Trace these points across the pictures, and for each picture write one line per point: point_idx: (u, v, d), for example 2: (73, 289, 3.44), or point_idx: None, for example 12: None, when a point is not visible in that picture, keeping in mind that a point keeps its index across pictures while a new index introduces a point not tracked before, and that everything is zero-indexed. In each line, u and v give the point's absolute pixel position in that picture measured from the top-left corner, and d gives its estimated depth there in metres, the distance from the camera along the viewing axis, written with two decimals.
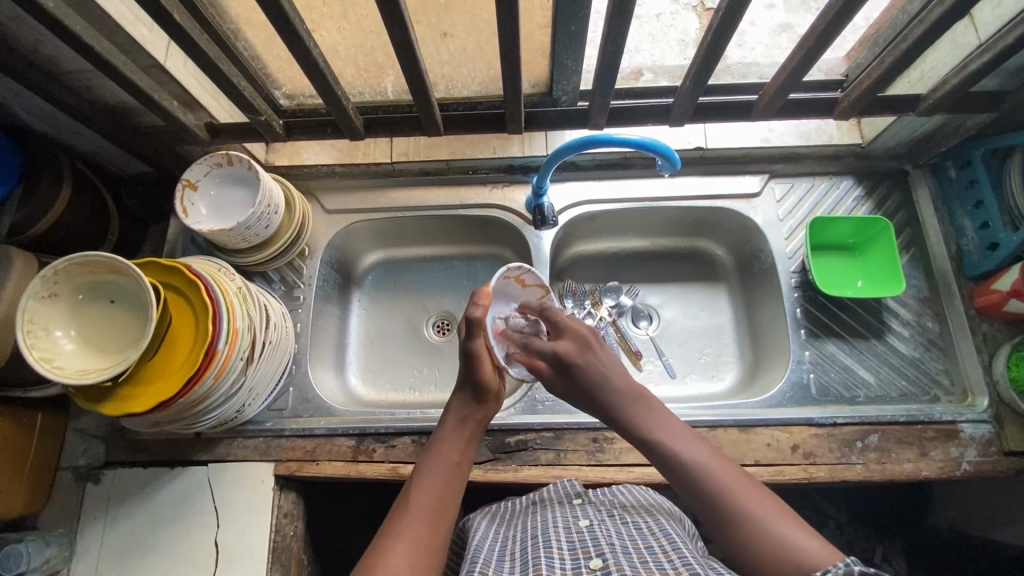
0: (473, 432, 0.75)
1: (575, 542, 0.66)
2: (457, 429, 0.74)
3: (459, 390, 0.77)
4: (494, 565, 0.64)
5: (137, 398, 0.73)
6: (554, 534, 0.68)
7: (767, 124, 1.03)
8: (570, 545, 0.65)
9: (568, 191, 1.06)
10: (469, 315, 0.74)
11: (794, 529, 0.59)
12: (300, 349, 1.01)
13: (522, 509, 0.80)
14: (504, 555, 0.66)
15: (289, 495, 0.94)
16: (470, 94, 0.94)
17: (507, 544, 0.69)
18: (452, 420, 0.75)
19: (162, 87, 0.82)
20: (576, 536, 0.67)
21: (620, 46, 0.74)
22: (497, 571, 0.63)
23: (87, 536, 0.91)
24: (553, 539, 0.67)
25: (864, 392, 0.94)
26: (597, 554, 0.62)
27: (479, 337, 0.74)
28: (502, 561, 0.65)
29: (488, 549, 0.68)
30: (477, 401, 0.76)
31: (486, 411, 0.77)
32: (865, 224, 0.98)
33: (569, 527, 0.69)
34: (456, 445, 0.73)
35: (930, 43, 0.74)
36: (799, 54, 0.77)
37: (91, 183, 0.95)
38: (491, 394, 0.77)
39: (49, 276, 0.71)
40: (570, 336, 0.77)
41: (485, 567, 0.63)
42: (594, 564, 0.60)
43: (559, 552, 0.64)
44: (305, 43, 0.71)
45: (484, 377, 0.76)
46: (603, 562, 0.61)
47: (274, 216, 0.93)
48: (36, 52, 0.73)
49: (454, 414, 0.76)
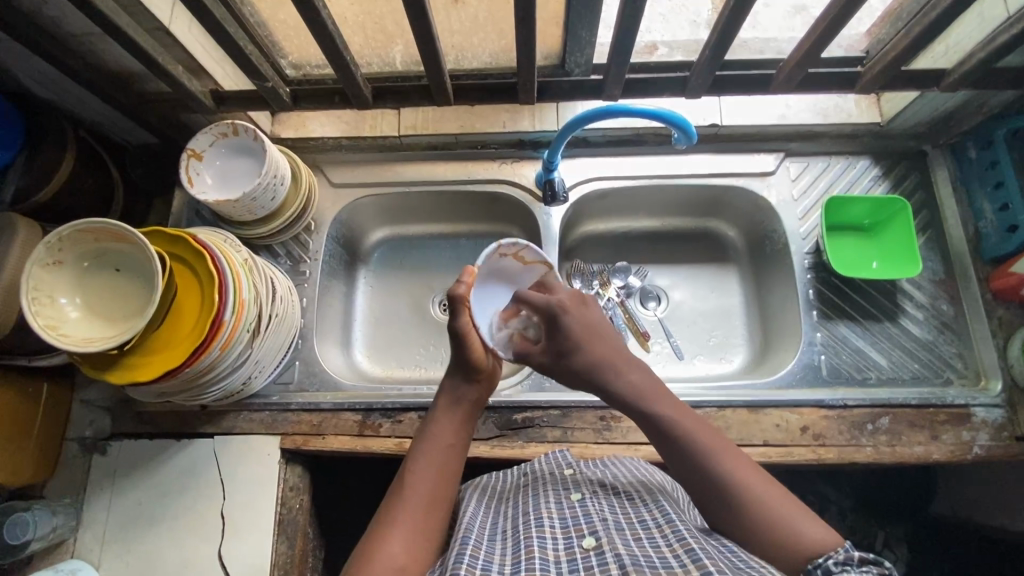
0: (468, 415, 0.74)
1: (568, 519, 0.64)
2: (450, 411, 0.74)
3: (449, 377, 0.76)
4: (485, 547, 0.61)
5: (143, 367, 0.72)
6: (546, 510, 0.66)
7: (784, 101, 1.00)
8: (563, 523, 0.63)
9: (578, 167, 1.04)
10: (452, 292, 0.75)
11: (801, 517, 0.58)
12: (306, 323, 1.00)
13: (512, 481, 0.79)
14: (496, 535, 0.64)
15: (295, 469, 0.94)
16: (480, 65, 0.91)
17: (499, 523, 0.67)
18: (443, 406, 0.74)
19: (168, 53, 0.80)
20: (569, 513, 0.65)
21: (637, 14, 0.72)
22: (489, 553, 0.60)
23: (93, 506, 0.91)
24: (546, 516, 0.64)
25: (876, 374, 0.93)
26: (590, 532, 0.61)
27: (463, 316, 0.75)
28: (494, 542, 0.62)
29: (480, 526, 0.66)
30: (468, 381, 0.76)
31: (479, 392, 0.76)
32: (881, 204, 0.96)
33: (560, 503, 0.68)
34: (449, 429, 0.72)
35: (956, 15, 0.72)
36: (820, 27, 0.75)
37: (95, 152, 0.94)
38: (481, 378, 0.76)
39: (54, 242, 0.70)
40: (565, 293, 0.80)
41: (476, 548, 0.60)
42: (587, 544, 0.59)
43: (552, 530, 0.62)
44: (314, 5, 0.68)
45: (474, 358, 0.75)
46: (596, 541, 0.59)
47: (280, 187, 0.92)
48: (38, 13, 0.71)
49: (446, 397, 0.75)
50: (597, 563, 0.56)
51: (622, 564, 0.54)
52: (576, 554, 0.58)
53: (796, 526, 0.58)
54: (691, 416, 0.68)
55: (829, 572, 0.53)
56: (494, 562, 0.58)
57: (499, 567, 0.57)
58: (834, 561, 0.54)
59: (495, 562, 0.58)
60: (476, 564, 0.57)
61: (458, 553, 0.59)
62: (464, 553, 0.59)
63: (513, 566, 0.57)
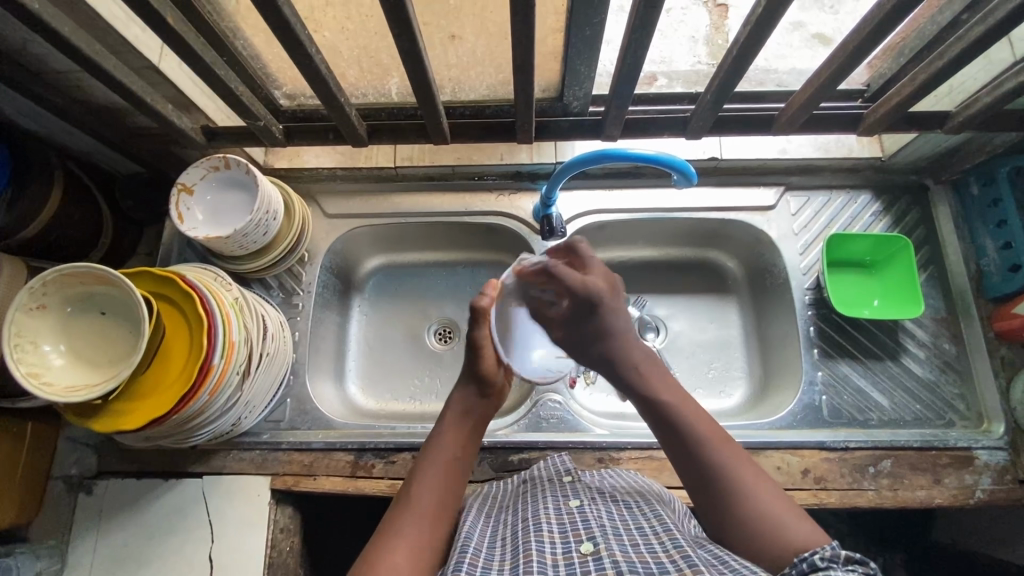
0: (476, 427, 0.74)
1: (565, 524, 0.61)
2: (456, 423, 0.73)
3: (462, 386, 0.76)
4: (484, 554, 0.59)
5: (129, 414, 0.70)
6: (544, 515, 0.64)
7: (785, 135, 0.99)
8: (560, 528, 0.61)
9: (577, 199, 1.03)
10: (475, 304, 0.76)
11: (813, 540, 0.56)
12: (298, 359, 0.98)
13: (512, 490, 0.77)
14: (495, 542, 0.62)
15: (286, 510, 0.91)
16: (477, 97, 0.89)
17: (498, 530, 0.65)
18: (452, 416, 0.73)
19: (157, 89, 0.79)
20: (566, 517, 0.63)
21: (639, 56, 0.71)
22: (488, 560, 0.58)
23: (78, 548, 0.89)
24: (543, 521, 0.63)
25: (877, 415, 0.92)
26: (588, 538, 0.59)
27: (482, 327, 0.76)
28: (493, 549, 0.60)
29: (479, 534, 0.63)
30: (480, 396, 0.75)
31: (487, 407, 0.75)
32: (883, 241, 0.95)
33: (558, 507, 0.65)
34: (455, 442, 0.71)
35: (963, 63, 0.71)
36: (827, 69, 0.73)
37: (83, 184, 0.92)
38: (494, 389, 0.76)
39: (36, 287, 0.68)
40: (600, 276, 0.78)
41: (474, 556, 0.58)
42: (585, 548, 0.57)
43: (549, 535, 0.60)
44: (306, 49, 0.67)
45: (488, 370, 0.75)
46: (594, 546, 0.57)
47: (272, 222, 0.90)
48: (24, 52, 0.69)
49: (456, 407, 0.74)
50: (594, 568, 0.54)
51: (619, 571, 0.52)
52: (573, 559, 0.56)
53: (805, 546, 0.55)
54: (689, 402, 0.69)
55: (815, 566, 0.50)
56: (492, 569, 0.56)
57: (498, 572, 0.55)
58: (819, 556, 0.50)
59: (493, 567, 0.56)
60: (475, 572, 0.55)
61: (456, 562, 0.57)
62: (462, 561, 0.57)
63: (512, 570, 0.55)
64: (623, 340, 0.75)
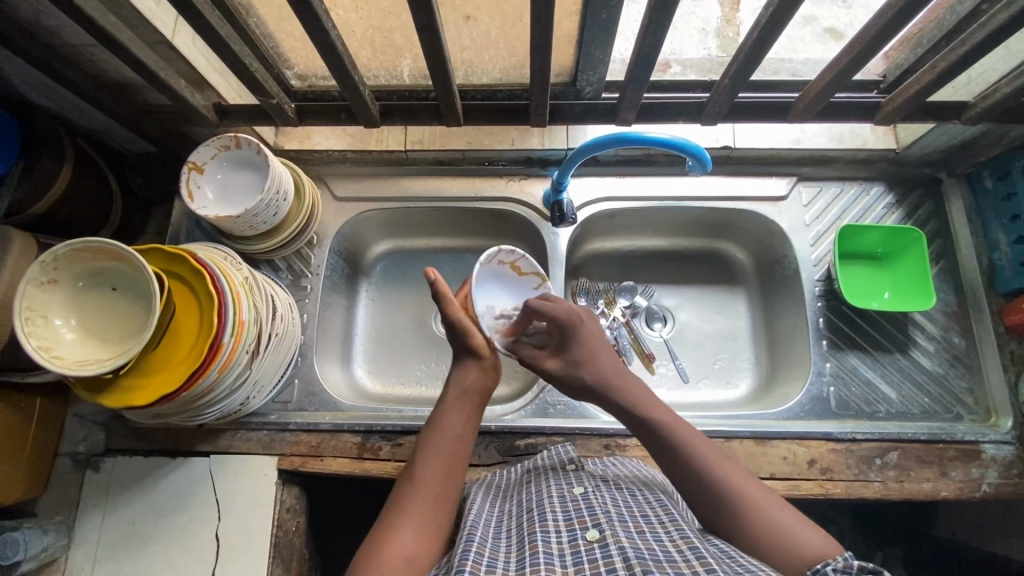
0: (476, 403, 0.72)
1: (571, 511, 0.61)
2: (457, 403, 0.71)
3: (459, 367, 0.75)
4: (490, 544, 0.59)
5: (138, 390, 0.70)
6: (549, 504, 0.64)
7: (799, 125, 0.98)
8: (566, 516, 0.61)
9: (588, 186, 1.02)
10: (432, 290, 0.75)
11: (805, 530, 0.57)
12: (306, 340, 0.98)
13: (516, 479, 0.77)
14: (501, 533, 0.61)
15: (292, 489, 0.92)
16: (490, 81, 0.89)
17: (503, 520, 0.65)
18: (453, 395, 0.72)
19: (170, 65, 0.79)
20: (571, 505, 0.62)
21: (657, 39, 0.70)
22: (493, 551, 0.58)
23: (85, 524, 0.89)
24: (548, 511, 0.62)
25: (885, 408, 0.91)
26: (593, 525, 0.58)
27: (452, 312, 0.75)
28: (499, 540, 0.60)
29: (484, 524, 0.63)
30: (474, 373, 0.74)
31: (485, 380, 0.74)
32: (896, 233, 0.95)
33: (563, 495, 0.65)
34: (459, 420, 0.70)
35: (985, 52, 0.70)
36: (848, 54, 0.72)
37: (93, 161, 0.92)
38: (488, 359, 0.75)
39: (48, 260, 0.68)
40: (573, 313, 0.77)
41: (480, 545, 0.58)
42: (591, 536, 0.56)
43: (554, 524, 0.59)
44: (323, 25, 0.66)
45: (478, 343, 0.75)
46: (600, 534, 0.56)
47: (282, 203, 0.90)
48: (36, 24, 0.69)
49: (455, 386, 0.73)
50: (600, 556, 0.53)
51: (627, 559, 0.52)
52: (580, 547, 0.55)
53: (800, 539, 0.56)
54: (665, 405, 0.71)
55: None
56: (499, 561, 0.56)
57: (504, 565, 0.55)
58: (834, 568, 0.51)
59: (499, 559, 0.56)
60: (482, 561, 0.55)
61: (463, 549, 0.57)
62: (469, 548, 0.56)
63: (518, 563, 0.55)
64: (602, 359, 0.74)
